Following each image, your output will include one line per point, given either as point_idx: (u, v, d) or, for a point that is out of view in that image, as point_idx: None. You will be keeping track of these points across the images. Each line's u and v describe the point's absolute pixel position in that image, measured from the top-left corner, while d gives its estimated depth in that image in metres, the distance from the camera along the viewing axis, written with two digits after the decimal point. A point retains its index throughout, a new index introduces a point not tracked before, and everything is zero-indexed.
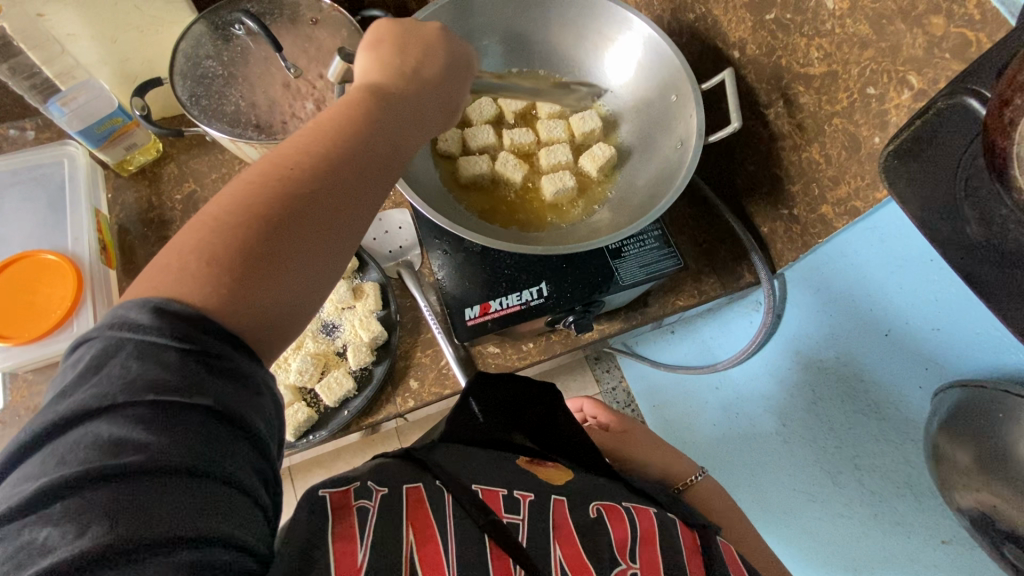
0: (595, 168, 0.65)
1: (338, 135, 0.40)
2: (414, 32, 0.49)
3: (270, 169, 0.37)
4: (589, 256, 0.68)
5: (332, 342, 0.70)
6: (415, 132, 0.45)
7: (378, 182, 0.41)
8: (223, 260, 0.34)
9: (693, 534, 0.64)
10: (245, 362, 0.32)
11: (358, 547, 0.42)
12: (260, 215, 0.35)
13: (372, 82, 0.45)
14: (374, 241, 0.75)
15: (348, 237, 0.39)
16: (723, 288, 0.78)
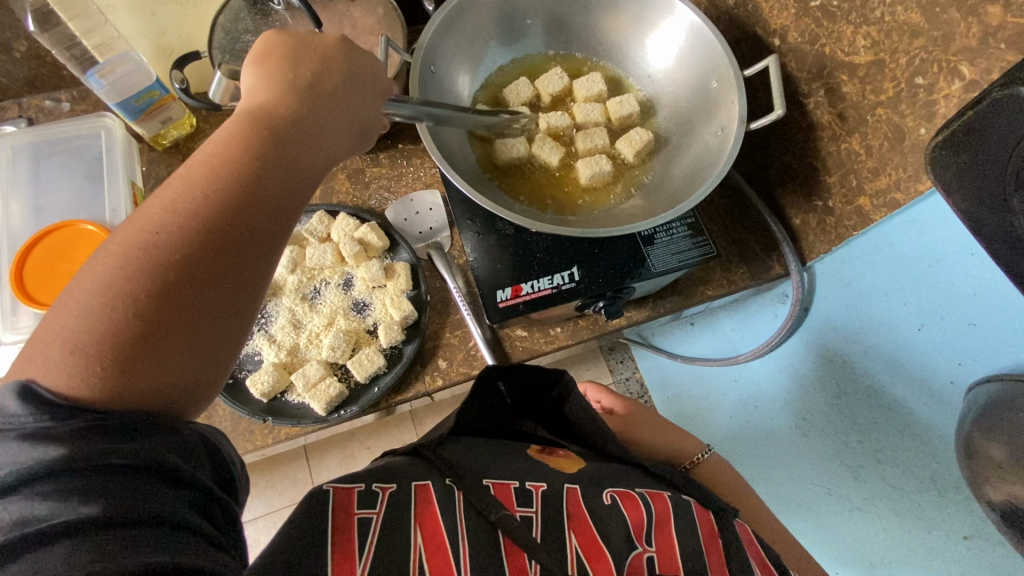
0: (631, 153, 0.64)
1: (211, 180, 0.38)
2: (306, 44, 0.47)
3: (133, 240, 0.35)
4: (621, 242, 0.68)
5: (363, 320, 0.70)
6: (311, 164, 0.44)
7: (268, 226, 0.40)
8: (96, 352, 0.33)
9: (709, 516, 0.63)
10: (137, 413, 0.33)
11: (356, 563, 0.42)
12: (135, 298, 0.34)
13: (248, 114, 0.42)
14: (405, 222, 0.76)
15: (244, 289, 0.39)
16: (752, 279, 0.78)
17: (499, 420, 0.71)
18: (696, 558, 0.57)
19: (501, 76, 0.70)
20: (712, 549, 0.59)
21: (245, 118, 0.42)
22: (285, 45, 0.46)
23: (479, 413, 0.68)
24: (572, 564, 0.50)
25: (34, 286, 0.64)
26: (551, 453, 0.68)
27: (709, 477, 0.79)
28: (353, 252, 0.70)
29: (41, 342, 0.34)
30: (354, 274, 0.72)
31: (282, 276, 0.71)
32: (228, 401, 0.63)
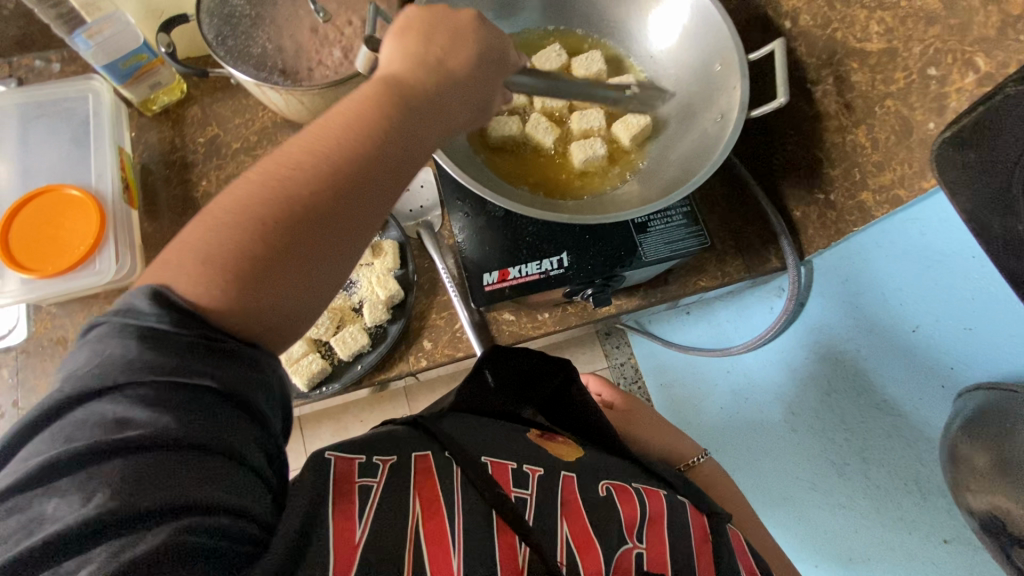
0: (628, 136, 0.62)
1: (344, 135, 0.38)
2: (444, 20, 0.45)
3: (265, 178, 0.36)
4: (614, 229, 0.66)
5: (349, 298, 0.69)
6: (433, 130, 0.42)
7: (387, 189, 0.39)
8: (217, 274, 0.33)
9: (702, 520, 0.64)
10: (240, 344, 0.33)
11: (355, 527, 0.41)
12: (253, 231, 0.34)
13: (383, 83, 0.41)
14: (394, 199, 0.75)
15: (351, 244, 0.38)
16: (748, 271, 0.75)
17: (499, 402, 0.67)
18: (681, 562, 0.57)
19: None
20: (702, 555, 0.60)
21: (379, 79, 0.41)
22: (427, 16, 0.45)
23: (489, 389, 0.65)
24: (562, 554, 0.50)
25: (18, 250, 0.63)
26: (551, 437, 0.66)
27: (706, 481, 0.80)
28: None
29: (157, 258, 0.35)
30: None
31: None
32: None
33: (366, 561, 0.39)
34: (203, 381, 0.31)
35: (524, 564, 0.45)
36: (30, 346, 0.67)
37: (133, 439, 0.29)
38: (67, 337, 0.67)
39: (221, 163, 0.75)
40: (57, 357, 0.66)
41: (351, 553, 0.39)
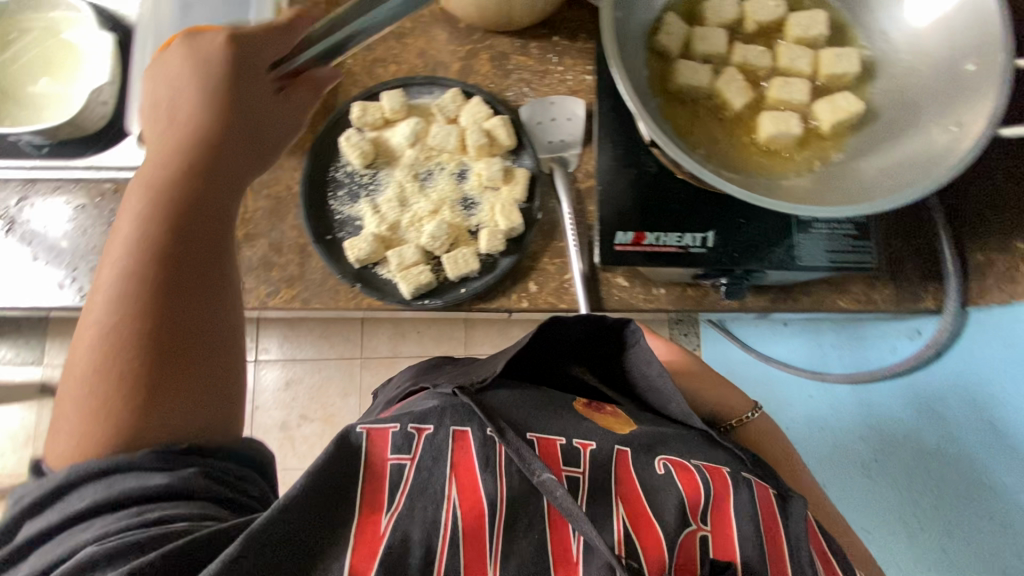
0: (831, 120, 0.54)
1: (151, 260, 0.44)
2: (201, 57, 0.49)
3: (91, 340, 0.43)
4: (772, 220, 0.60)
5: (467, 218, 0.67)
6: (229, 196, 0.49)
7: (214, 289, 0.46)
8: (126, 351, 0.42)
9: (769, 496, 0.58)
10: (192, 469, 0.41)
11: (382, 515, 0.47)
12: (125, 336, 0.42)
13: (184, 148, 0.48)
14: (537, 126, 0.69)
15: (217, 301, 0.46)
16: (895, 304, 0.67)
17: (550, 358, 0.67)
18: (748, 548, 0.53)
19: None
20: (774, 537, 0.55)
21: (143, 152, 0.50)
22: (213, 50, 0.49)
23: (535, 348, 0.65)
24: (620, 541, 0.51)
25: None
26: (598, 407, 0.64)
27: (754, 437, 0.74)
28: (477, 143, 0.66)
29: (58, 410, 0.43)
30: (471, 167, 0.68)
31: (400, 146, 0.67)
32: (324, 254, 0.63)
33: (392, 549, 0.45)
34: (186, 470, 0.41)
35: (579, 556, 0.48)
36: None
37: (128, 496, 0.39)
38: None
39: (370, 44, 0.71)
40: None
41: (375, 544, 0.45)
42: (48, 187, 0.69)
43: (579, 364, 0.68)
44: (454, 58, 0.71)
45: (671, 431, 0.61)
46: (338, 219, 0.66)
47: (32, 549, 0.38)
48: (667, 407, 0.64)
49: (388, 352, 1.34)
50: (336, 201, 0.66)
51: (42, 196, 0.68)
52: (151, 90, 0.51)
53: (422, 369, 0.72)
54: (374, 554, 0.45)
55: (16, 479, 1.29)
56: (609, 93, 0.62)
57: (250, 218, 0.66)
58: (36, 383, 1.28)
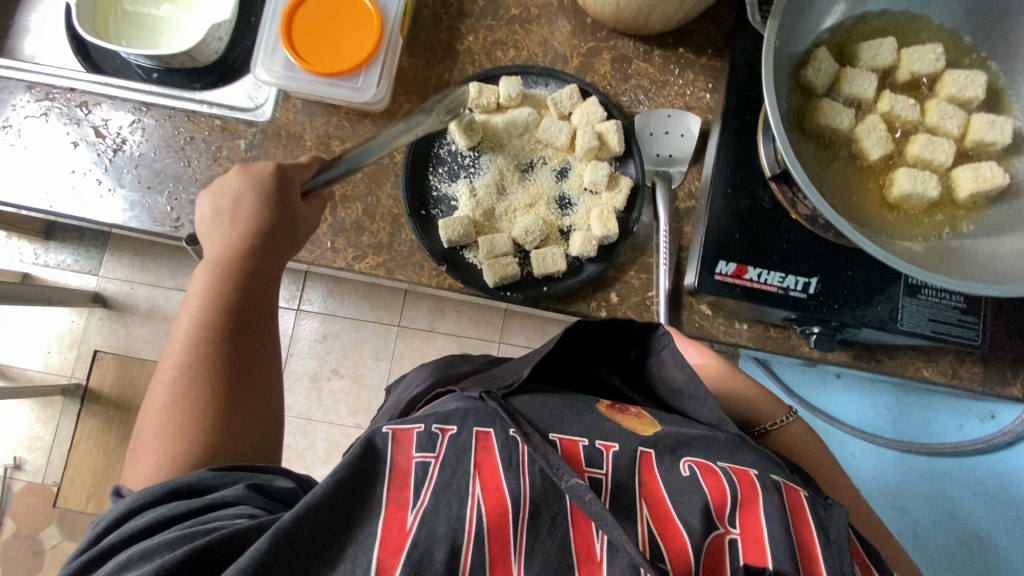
0: (973, 188, 0.51)
1: (212, 352, 0.52)
2: (255, 179, 0.56)
3: (163, 423, 0.49)
4: (882, 278, 0.58)
5: (561, 218, 0.66)
6: (275, 267, 0.58)
7: (259, 317, 0.55)
8: (187, 410, 0.49)
9: (802, 501, 0.49)
10: (210, 477, 0.45)
11: (408, 515, 0.42)
12: (191, 406, 0.49)
13: (214, 262, 0.55)
14: (648, 137, 0.67)
15: (262, 342, 0.55)
16: (983, 384, 0.65)
17: (577, 361, 0.63)
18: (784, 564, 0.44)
19: (858, 26, 0.56)
20: (808, 549, 0.46)
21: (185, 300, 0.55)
22: (256, 173, 0.57)
23: (558, 352, 0.60)
24: (644, 541, 0.45)
25: (301, 37, 0.64)
26: (623, 409, 0.57)
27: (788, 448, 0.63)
28: (588, 146, 0.64)
29: (132, 455, 0.50)
30: (574, 167, 0.67)
31: (509, 134, 0.67)
32: (420, 231, 0.63)
33: (417, 545, 0.41)
34: (237, 487, 0.45)
35: (603, 556, 0.43)
36: (269, 128, 0.68)
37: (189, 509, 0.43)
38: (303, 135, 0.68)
39: (493, 25, 0.70)
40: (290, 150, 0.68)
41: (401, 540, 0.41)
42: (160, 114, 0.69)
43: (609, 370, 0.63)
44: (575, 53, 0.70)
45: (697, 431, 0.53)
46: (437, 195, 0.66)
47: (112, 555, 0.42)
48: (696, 412, 0.57)
49: (424, 325, 1.34)
50: (436, 178, 0.67)
51: (153, 121, 0.69)
52: (206, 203, 0.58)
53: (443, 367, 0.68)
54: (399, 551, 0.41)
55: (58, 379, 1.28)
56: (734, 117, 0.61)
57: (350, 179, 0.67)
58: (90, 290, 1.27)
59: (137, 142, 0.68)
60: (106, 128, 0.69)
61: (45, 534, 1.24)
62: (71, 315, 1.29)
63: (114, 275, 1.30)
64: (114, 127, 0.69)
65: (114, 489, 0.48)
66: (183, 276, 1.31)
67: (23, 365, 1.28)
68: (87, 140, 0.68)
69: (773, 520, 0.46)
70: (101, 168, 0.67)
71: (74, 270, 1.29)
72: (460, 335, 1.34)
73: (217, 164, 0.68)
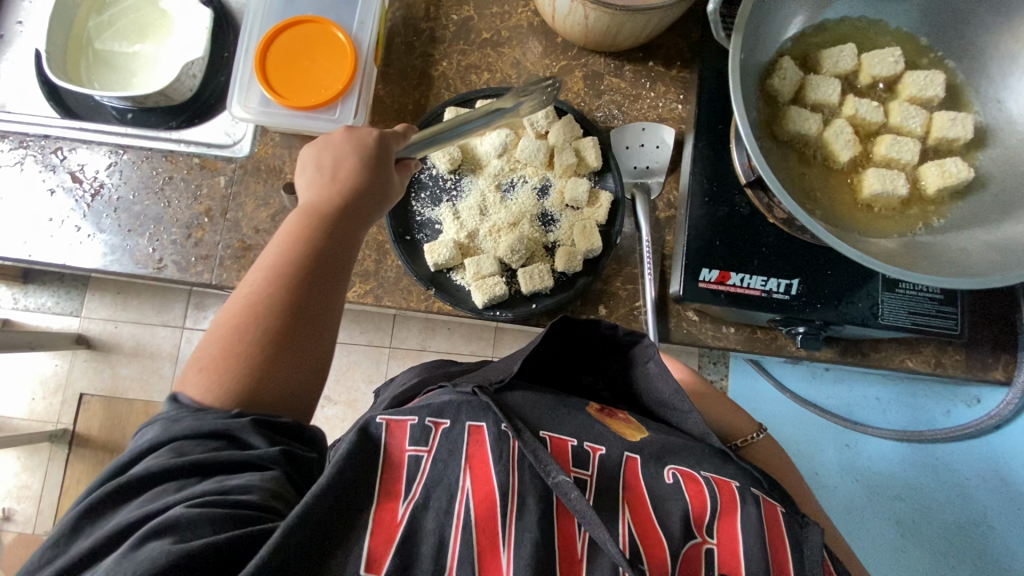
0: (940, 184, 0.53)
1: (286, 282, 0.48)
2: (351, 145, 0.55)
3: (223, 338, 0.46)
4: (861, 275, 0.59)
5: (545, 234, 0.67)
6: (362, 228, 0.53)
7: (338, 269, 0.51)
8: (254, 334, 0.46)
9: (778, 514, 0.50)
10: (251, 431, 0.42)
11: (398, 506, 0.42)
12: (261, 332, 0.46)
13: (308, 211, 0.52)
14: (624, 151, 0.69)
15: (336, 297, 0.50)
16: (965, 370, 0.66)
17: (560, 367, 0.62)
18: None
19: (819, 35, 0.58)
20: (780, 559, 0.48)
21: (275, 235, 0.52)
22: (346, 144, 0.55)
23: (542, 357, 0.59)
24: (624, 544, 0.45)
25: (275, 72, 0.64)
26: (612, 413, 0.57)
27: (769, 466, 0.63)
28: (566, 163, 0.65)
29: (191, 363, 0.46)
30: (553, 183, 0.68)
31: (487, 155, 0.68)
32: (403, 256, 0.63)
33: (407, 537, 0.41)
34: (270, 448, 0.42)
35: (582, 554, 0.43)
36: (248, 163, 0.68)
37: (225, 461, 0.40)
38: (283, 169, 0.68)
39: (465, 50, 0.71)
40: (270, 184, 0.68)
41: (393, 531, 0.41)
42: (138, 155, 0.69)
43: (590, 375, 0.63)
44: (548, 72, 0.71)
45: (680, 440, 0.54)
46: (420, 220, 0.66)
47: (141, 488, 0.39)
48: (681, 421, 0.56)
49: (416, 344, 1.34)
50: (418, 203, 0.67)
51: (131, 163, 0.69)
52: (304, 157, 0.56)
53: (430, 367, 0.68)
54: (391, 541, 0.40)
55: (43, 425, 1.26)
56: (707, 127, 0.62)
57: None
58: (72, 332, 1.25)
59: (115, 185, 0.68)
60: (82, 173, 0.68)
61: None
62: (53, 360, 1.27)
63: (96, 315, 1.28)
64: (91, 172, 0.68)
65: (167, 397, 0.44)
66: (168, 311, 1.29)
67: (7, 413, 1.25)
68: (64, 186, 0.68)
69: (750, 533, 0.48)
70: (80, 213, 0.67)
71: (54, 312, 1.27)
72: (452, 353, 1.33)
73: (198, 202, 0.67)
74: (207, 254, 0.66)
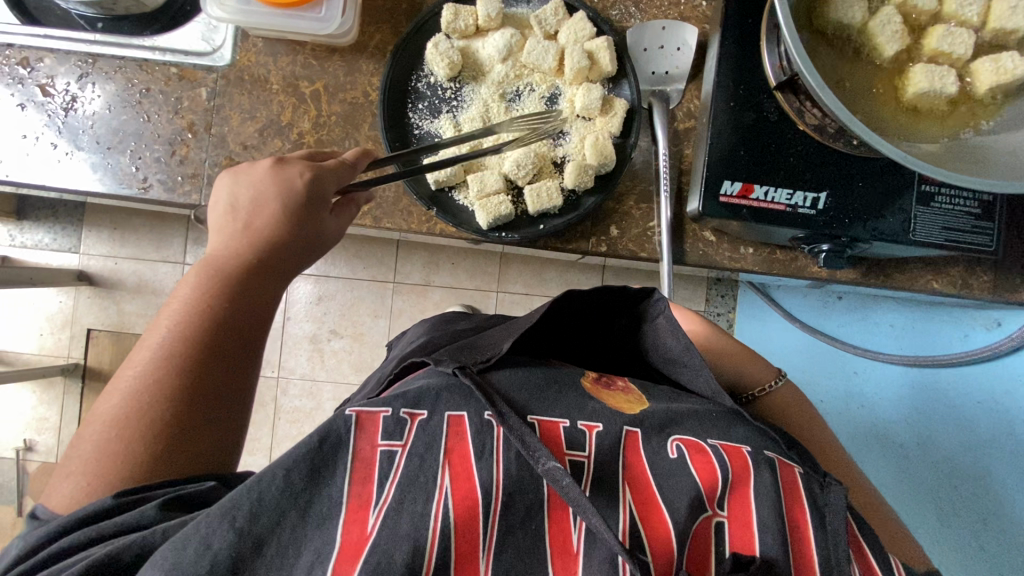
0: (993, 83, 0.47)
1: (170, 365, 0.43)
2: (265, 186, 0.49)
3: (101, 446, 0.41)
4: (894, 189, 0.55)
5: (554, 149, 0.62)
6: (277, 286, 0.49)
7: (247, 334, 0.47)
8: (139, 427, 0.41)
9: (796, 476, 0.49)
10: (116, 498, 0.39)
11: (369, 514, 0.40)
12: (147, 422, 0.41)
13: (213, 267, 0.47)
14: (642, 54, 0.62)
15: (244, 372, 0.46)
16: (993, 291, 0.63)
17: (569, 328, 0.64)
18: (767, 540, 0.44)
19: None
20: (798, 531, 0.46)
21: (166, 305, 0.46)
22: (259, 178, 0.49)
23: (549, 322, 0.61)
24: (624, 530, 0.44)
25: None
26: (609, 383, 0.56)
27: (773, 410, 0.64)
28: (578, 66, 0.59)
29: (62, 465, 0.42)
30: (563, 91, 0.62)
31: (491, 60, 0.62)
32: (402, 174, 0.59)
33: (378, 548, 0.38)
34: (147, 506, 0.38)
35: (579, 546, 0.41)
36: (230, 73, 0.63)
37: (100, 534, 0.37)
38: (269, 78, 0.63)
39: None
40: (256, 96, 0.63)
41: (360, 545, 0.38)
42: (110, 65, 0.63)
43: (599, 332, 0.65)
44: None
45: (688, 408, 0.52)
46: (418, 133, 0.62)
47: None
48: (689, 381, 0.57)
49: (420, 280, 1.31)
50: (416, 114, 0.62)
51: (104, 74, 0.63)
52: (225, 191, 0.50)
53: (439, 323, 0.70)
54: (357, 557, 0.38)
55: (55, 360, 1.27)
56: (734, 21, 0.56)
57: (324, 122, 0.63)
58: (73, 269, 1.24)
59: (89, 98, 0.63)
60: (52, 86, 0.63)
61: None
62: (59, 296, 1.26)
63: (96, 251, 1.26)
64: (61, 84, 0.63)
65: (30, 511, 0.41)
66: (168, 246, 1.27)
67: (19, 349, 1.26)
68: (34, 100, 0.62)
69: (763, 501, 0.46)
70: (54, 130, 0.62)
71: (52, 250, 1.25)
72: (457, 287, 1.31)
73: (179, 116, 0.63)
74: (194, 173, 0.62)
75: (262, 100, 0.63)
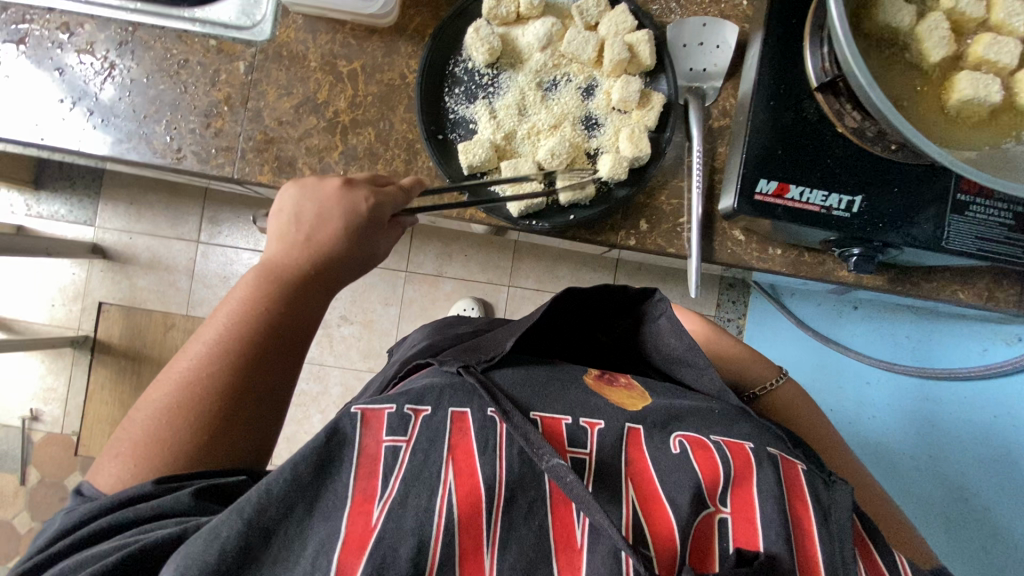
0: None
1: (227, 366, 0.44)
2: (328, 202, 0.50)
3: (151, 433, 0.42)
4: (928, 196, 0.55)
5: (588, 139, 0.62)
6: (328, 299, 0.51)
7: (297, 345, 0.48)
8: (190, 419, 0.42)
9: (798, 472, 0.49)
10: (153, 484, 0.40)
11: (374, 509, 0.40)
12: (200, 414, 0.43)
13: (273, 273, 0.48)
14: (681, 49, 0.62)
15: (292, 378, 0.47)
16: (1019, 305, 0.63)
17: (575, 326, 0.65)
18: (773, 538, 0.44)
19: None
20: (801, 527, 0.45)
21: (224, 304, 0.47)
22: (322, 192, 0.50)
23: (555, 321, 0.62)
24: (627, 525, 0.43)
25: None
26: (612, 380, 0.55)
27: (780, 406, 0.65)
28: (618, 58, 0.58)
29: (110, 446, 0.43)
30: (600, 84, 0.62)
31: (530, 48, 0.61)
32: (436, 157, 0.60)
33: (382, 542, 0.38)
34: (183, 492, 0.40)
35: (582, 541, 0.41)
36: (269, 48, 0.63)
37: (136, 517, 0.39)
38: (307, 55, 0.63)
39: None
40: (293, 72, 0.63)
41: (365, 537, 0.38)
42: (150, 34, 0.63)
43: (601, 332, 0.66)
44: None
45: (688, 404, 0.52)
46: (453, 118, 0.62)
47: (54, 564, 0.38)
48: (694, 381, 0.57)
49: (432, 271, 1.31)
50: (452, 99, 0.62)
51: (143, 44, 0.63)
52: (288, 199, 0.51)
53: (442, 328, 0.70)
54: (362, 550, 0.38)
55: (65, 331, 1.27)
56: (778, 20, 0.55)
57: (360, 103, 0.63)
58: (88, 241, 1.24)
59: (127, 66, 0.63)
60: (92, 52, 0.63)
61: (70, 480, 1.26)
62: (72, 268, 1.26)
63: (111, 226, 1.26)
64: (101, 51, 0.63)
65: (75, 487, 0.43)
66: (183, 224, 1.27)
67: (29, 318, 1.26)
68: (73, 65, 0.63)
69: (767, 497, 0.46)
70: (92, 95, 0.62)
71: (68, 221, 1.25)
72: (469, 280, 1.31)
73: (216, 88, 0.63)
74: (228, 146, 0.62)
75: (299, 77, 0.63)
